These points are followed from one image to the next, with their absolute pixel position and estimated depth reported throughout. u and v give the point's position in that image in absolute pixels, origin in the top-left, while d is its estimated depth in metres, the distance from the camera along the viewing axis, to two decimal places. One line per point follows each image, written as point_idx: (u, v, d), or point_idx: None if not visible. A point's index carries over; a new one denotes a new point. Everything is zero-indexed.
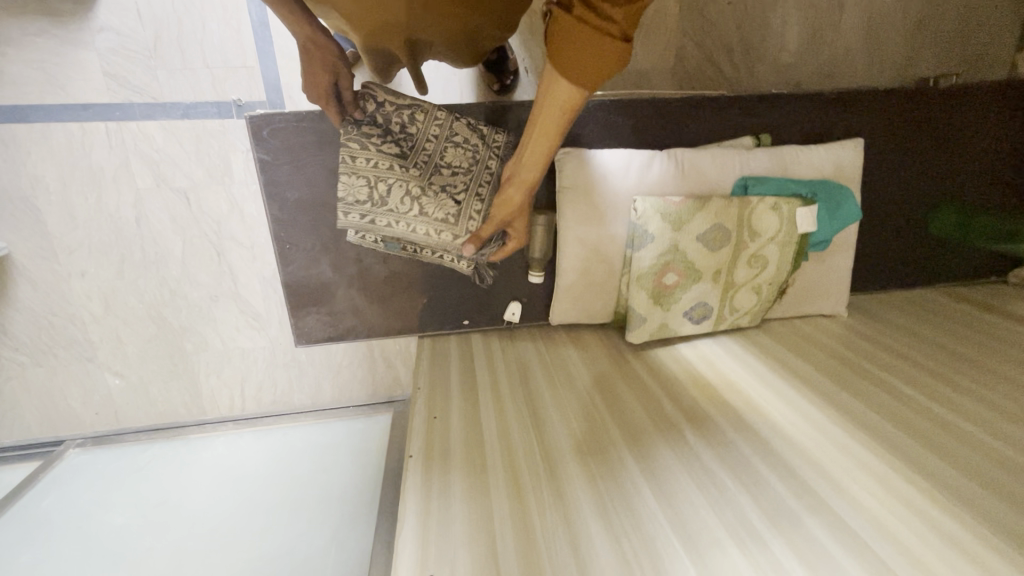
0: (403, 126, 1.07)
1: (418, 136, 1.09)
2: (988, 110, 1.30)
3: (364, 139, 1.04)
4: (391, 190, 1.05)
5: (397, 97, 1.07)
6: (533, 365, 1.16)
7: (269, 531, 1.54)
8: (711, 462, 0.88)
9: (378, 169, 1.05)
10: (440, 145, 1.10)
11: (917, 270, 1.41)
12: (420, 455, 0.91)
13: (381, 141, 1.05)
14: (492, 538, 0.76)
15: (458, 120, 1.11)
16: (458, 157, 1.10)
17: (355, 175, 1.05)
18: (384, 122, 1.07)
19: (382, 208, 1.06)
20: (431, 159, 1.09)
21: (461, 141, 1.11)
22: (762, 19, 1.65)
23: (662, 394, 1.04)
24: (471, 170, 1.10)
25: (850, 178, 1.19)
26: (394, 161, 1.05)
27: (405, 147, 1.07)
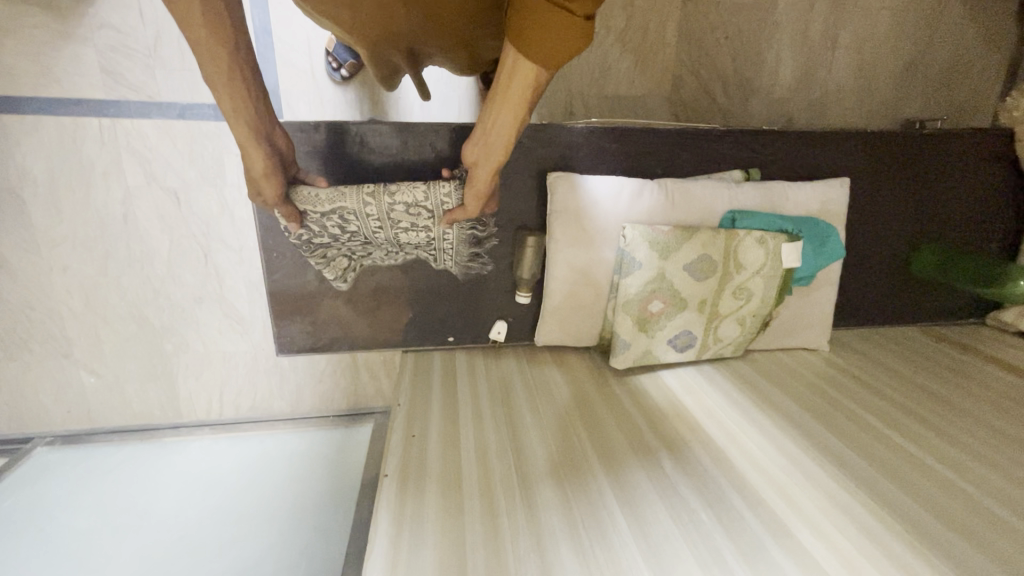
0: (342, 225, 1.05)
1: (361, 227, 1.06)
2: (969, 157, 1.34)
3: (327, 244, 1.10)
4: (372, 254, 1.16)
5: (317, 208, 1.01)
6: (515, 384, 1.15)
7: (239, 542, 1.50)
8: (686, 491, 0.88)
9: (350, 251, 1.13)
10: (390, 231, 1.07)
11: (901, 306, 1.43)
12: (396, 475, 0.89)
13: (340, 241, 1.09)
14: (462, 561, 0.75)
15: (393, 208, 1.03)
16: (414, 236, 1.09)
17: (332, 264, 1.14)
18: (323, 229, 1.06)
19: (369, 264, 1.18)
20: (389, 239, 1.10)
21: (407, 225, 1.06)
22: (757, 55, 1.71)
23: (641, 419, 1.04)
24: (433, 240, 1.11)
25: (836, 217, 1.21)
26: (362, 245, 1.12)
27: (359, 237, 1.09)
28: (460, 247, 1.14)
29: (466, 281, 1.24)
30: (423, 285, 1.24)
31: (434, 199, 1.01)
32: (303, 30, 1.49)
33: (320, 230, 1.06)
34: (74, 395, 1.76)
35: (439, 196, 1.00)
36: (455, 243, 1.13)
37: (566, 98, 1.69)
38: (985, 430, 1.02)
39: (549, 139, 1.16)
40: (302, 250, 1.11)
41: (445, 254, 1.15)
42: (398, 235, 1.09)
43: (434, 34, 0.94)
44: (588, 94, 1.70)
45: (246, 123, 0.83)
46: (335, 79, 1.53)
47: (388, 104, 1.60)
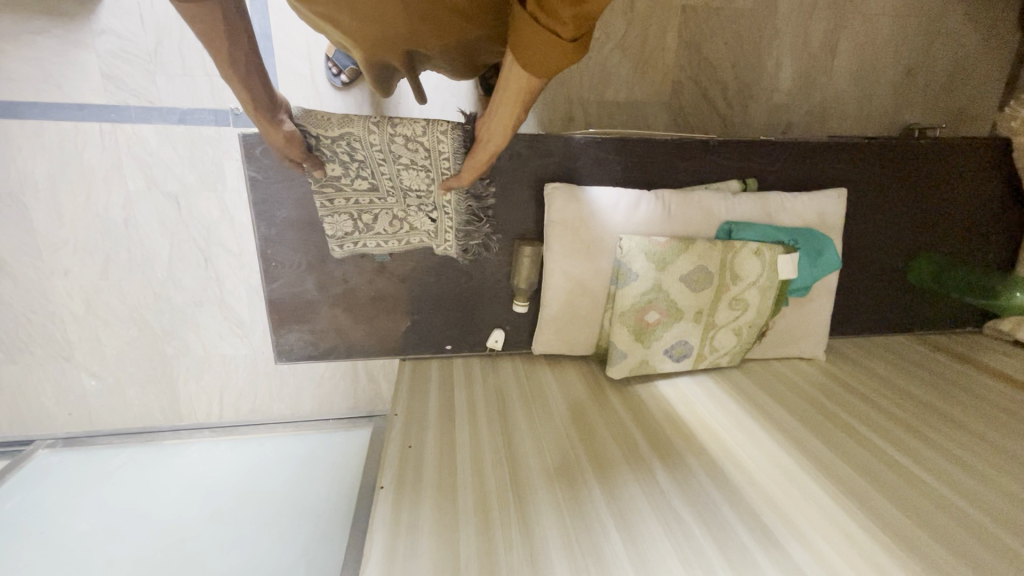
0: (349, 154, 1.02)
1: (368, 159, 1.04)
2: (967, 168, 1.35)
3: (336, 184, 1.06)
4: (376, 218, 1.13)
5: (325, 130, 0.98)
6: (512, 393, 1.15)
7: (236, 546, 1.50)
8: (680, 504, 0.88)
9: (355, 204, 1.10)
10: (394, 168, 1.06)
11: (899, 315, 1.44)
12: (392, 486, 0.89)
13: (348, 181, 1.07)
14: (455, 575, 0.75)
15: (396, 136, 1.02)
16: (416, 178, 1.07)
17: (337, 214, 1.11)
18: (333, 156, 1.03)
19: (372, 231, 1.15)
20: (393, 182, 1.08)
21: (409, 161, 1.05)
22: (757, 61, 1.71)
23: (637, 430, 1.05)
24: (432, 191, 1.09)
25: (832, 227, 1.21)
26: (368, 195, 1.09)
27: (365, 177, 1.07)
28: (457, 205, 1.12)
29: (464, 288, 1.24)
30: (421, 293, 1.24)
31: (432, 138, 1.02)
32: (303, 35, 1.49)
33: (329, 160, 1.03)
34: (75, 398, 1.78)
35: (436, 135, 1.02)
36: (453, 205, 1.12)
37: (566, 104, 1.69)
38: (979, 443, 1.03)
39: (547, 150, 1.16)
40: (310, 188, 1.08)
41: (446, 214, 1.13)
42: (401, 175, 1.07)
43: (432, 38, 0.94)
44: (587, 100, 1.70)
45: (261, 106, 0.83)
46: (336, 84, 1.53)
47: (388, 108, 1.61)
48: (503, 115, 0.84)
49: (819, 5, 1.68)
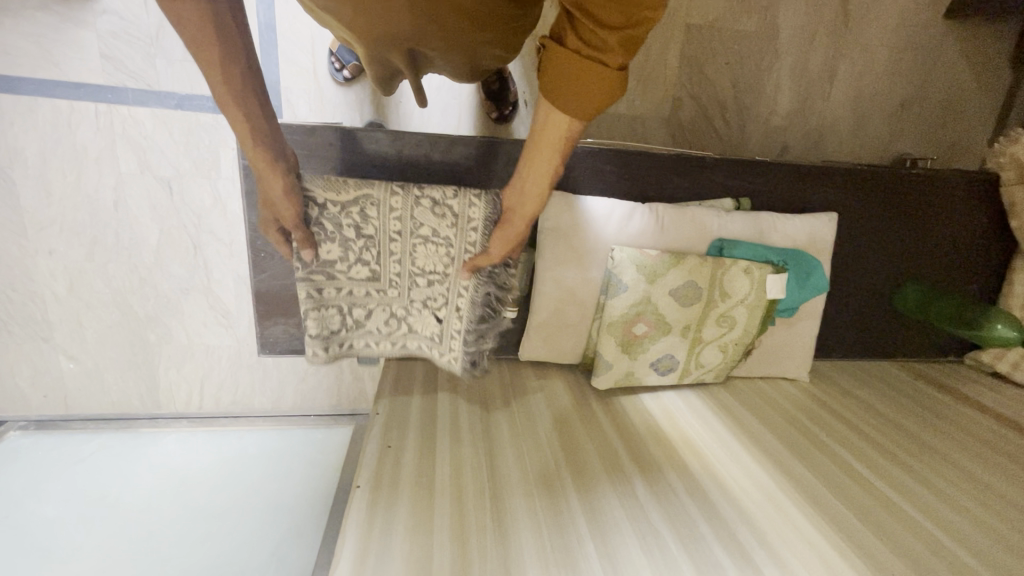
0: (358, 226, 1.03)
1: (381, 230, 1.06)
2: (955, 200, 1.37)
3: (333, 270, 1.05)
4: (370, 313, 1.11)
5: (339, 196, 1.00)
6: (495, 399, 1.14)
7: (206, 543, 1.47)
8: (658, 519, 0.88)
9: (350, 294, 1.09)
10: (407, 245, 1.07)
11: (884, 341, 1.45)
12: (367, 486, 0.88)
13: (348, 267, 1.06)
14: None
15: (418, 207, 1.05)
16: (429, 258, 1.07)
17: (324, 307, 1.07)
18: (336, 230, 1.02)
19: (360, 323, 1.12)
20: (401, 266, 1.08)
21: (427, 237, 1.06)
22: (756, 84, 1.74)
23: (619, 442, 1.04)
24: (447, 274, 1.07)
25: (821, 250, 1.22)
26: (366, 284, 1.08)
27: (369, 261, 1.06)
28: (475, 289, 1.05)
29: None
30: None
31: (461, 203, 1.03)
32: (308, 28, 1.49)
33: (332, 235, 1.03)
34: (51, 380, 1.74)
35: (467, 199, 1.02)
36: (465, 299, 1.07)
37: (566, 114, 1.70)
38: (957, 473, 1.04)
39: None
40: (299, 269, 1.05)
41: (454, 309, 1.08)
42: (413, 255, 1.07)
43: (439, 39, 0.94)
44: None
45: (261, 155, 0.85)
46: (337, 79, 1.53)
47: (388, 106, 1.61)
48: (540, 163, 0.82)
49: (819, 33, 1.72)
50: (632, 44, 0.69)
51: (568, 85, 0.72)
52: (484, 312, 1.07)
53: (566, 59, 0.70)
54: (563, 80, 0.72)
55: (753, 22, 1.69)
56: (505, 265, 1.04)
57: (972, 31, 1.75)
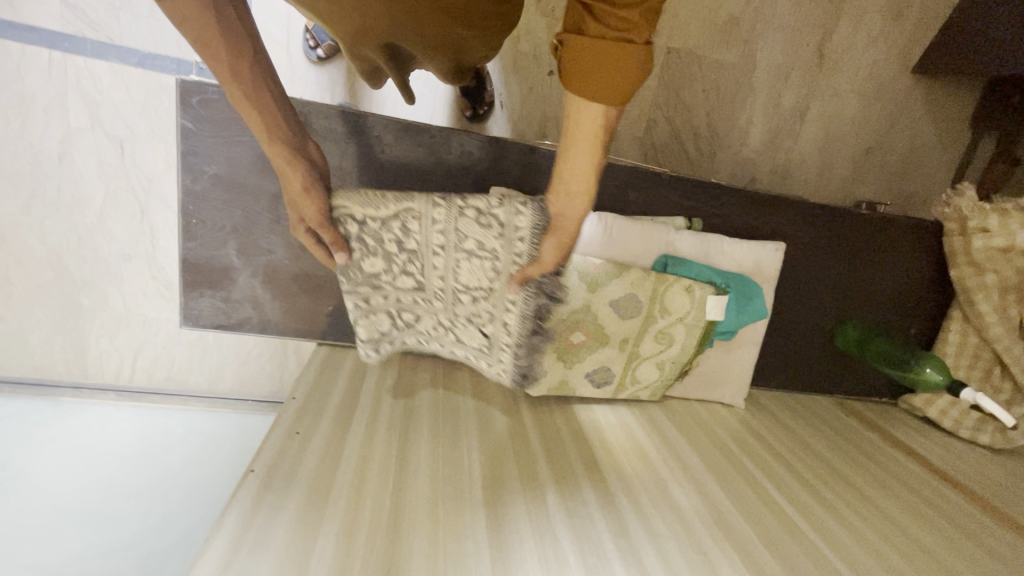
0: (398, 239, 0.99)
1: (425, 241, 1.00)
2: (899, 245, 1.42)
3: (377, 278, 1.01)
4: (420, 319, 1.08)
5: (377, 212, 0.96)
6: (424, 395, 1.11)
7: (109, 525, 1.34)
8: (565, 535, 0.85)
9: (397, 301, 1.05)
10: (450, 259, 1.01)
11: (823, 376, 1.46)
12: (262, 472, 0.83)
13: (394, 278, 1.02)
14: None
15: (461, 219, 0.98)
16: (473, 273, 1.01)
17: (373, 314, 1.05)
18: (377, 245, 0.98)
19: (411, 326, 1.09)
20: (445, 281, 1.03)
21: (471, 250, 0.99)
22: (729, 114, 1.77)
23: (541, 451, 1.01)
24: (494, 288, 1.01)
25: (765, 278, 1.23)
26: (411, 292, 1.05)
27: (413, 271, 1.02)
28: (530, 301, 0.99)
29: None
30: None
31: (507, 210, 0.96)
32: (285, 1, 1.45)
33: (370, 250, 0.98)
34: None
35: (513, 207, 0.95)
36: (515, 313, 1.01)
37: (541, 121, 1.69)
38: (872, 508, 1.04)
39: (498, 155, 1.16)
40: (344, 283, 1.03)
41: (503, 325, 1.03)
42: (456, 270, 1.02)
43: (418, 34, 0.91)
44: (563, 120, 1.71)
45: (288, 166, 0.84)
46: (311, 57, 1.48)
47: (360, 91, 1.58)
48: (577, 165, 0.76)
49: (795, 71, 1.75)
50: (653, 13, 0.66)
51: (595, 73, 0.68)
52: (535, 324, 1.01)
53: (592, 42, 0.66)
54: (589, 69, 0.68)
55: (732, 54, 1.72)
56: (556, 273, 0.96)
57: (940, 88, 1.81)
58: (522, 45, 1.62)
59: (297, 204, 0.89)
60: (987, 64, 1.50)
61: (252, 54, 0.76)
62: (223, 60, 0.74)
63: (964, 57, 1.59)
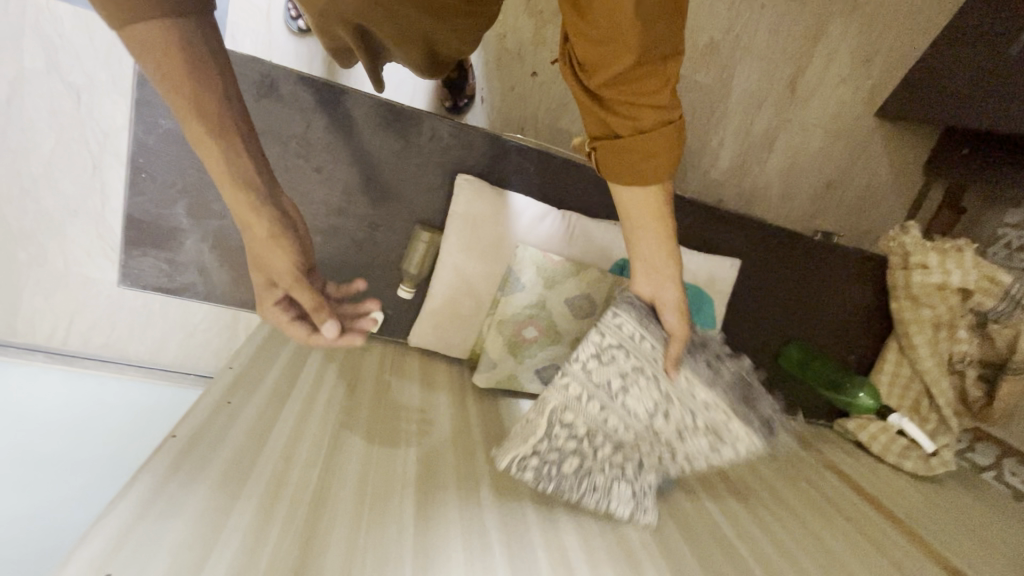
0: (566, 426, 0.88)
1: (586, 409, 0.88)
2: (845, 273, 1.49)
3: (594, 459, 0.88)
4: (647, 468, 0.92)
5: (534, 433, 0.87)
6: (368, 377, 1.08)
7: (24, 491, 1.24)
8: (492, 524, 0.81)
9: (619, 468, 0.89)
10: (617, 402, 0.88)
11: (766, 394, 1.51)
12: (186, 437, 0.76)
13: (599, 452, 0.89)
14: (211, 540, 0.63)
15: (584, 364, 0.88)
16: (640, 395, 0.88)
17: (634, 489, 0.90)
18: (563, 456, 0.87)
19: (655, 481, 0.93)
20: (624, 422, 0.89)
21: (623, 380, 0.88)
22: (702, 135, 1.82)
23: (481, 444, 0.98)
24: (669, 391, 0.87)
25: (719, 291, 1.26)
26: (615, 451, 0.90)
27: (601, 437, 0.89)
28: (698, 362, 0.88)
29: (352, 258, 1.18)
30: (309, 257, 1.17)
31: (616, 336, 0.88)
32: None
33: (559, 454, 0.87)
34: None
35: (613, 323, 0.88)
36: (695, 378, 0.87)
37: (520, 120, 1.69)
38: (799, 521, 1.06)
39: (466, 142, 1.15)
40: (568, 496, 0.88)
41: (705, 403, 0.86)
42: (627, 407, 0.88)
43: (385, 22, 0.90)
44: (542, 122, 1.72)
45: (288, 243, 0.64)
46: (292, 28, 1.43)
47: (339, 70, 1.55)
48: (660, 231, 0.86)
49: (768, 100, 1.81)
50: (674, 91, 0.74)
51: (641, 161, 0.78)
52: (720, 369, 0.89)
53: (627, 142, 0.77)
54: (634, 160, 0.78)
55: (711, 76, 1.77)
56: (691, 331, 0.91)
57: (899, 132, 1.90)
58: (508, 42, 1.62)
59: (285, 277, 0.65)
60: (947, 116, 1.58)
61: (224, 96, 0.61)
62: (188, 95, 0.58)
63: (926, 106, 1.67)
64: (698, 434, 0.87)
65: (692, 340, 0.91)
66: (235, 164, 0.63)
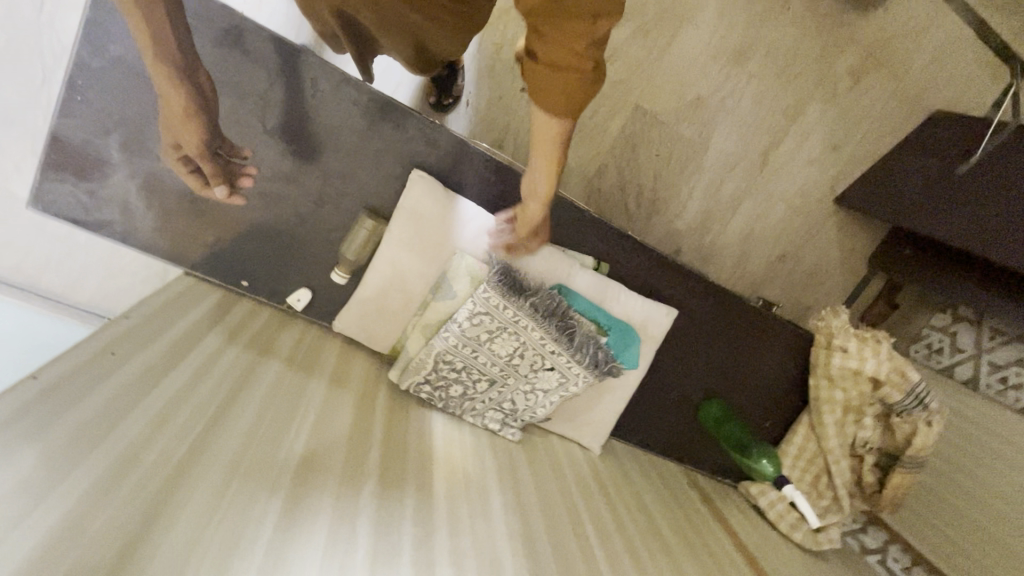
0: (449, 366, 1.07)
1: (464, 353, 1.06)
2: (773, 343, 1.54)
3: (472, 391, 1.11)
4: (518, 402, 1.13)
5: (424, 371, 1.07)
6: (279, 354, 1.04)
7: None
8: (363, 529, 0.73)
9: (493, 400, 1.12)
10: (486, 351, 1.06)
11: (680, 446, 1.54)
12: (46, 385, 0.71)
13: (478, 386, 1.10)
14: (31, 500, 0.55)
15: (460, 323, 1.05)
16: (504, 347, 1.06)
17: (503, 415, 1.15)
18: (446, 388, 1.10)
19: (524, 414, 1.15)
20: (494, 366, 1.08)
21: (491, 334, 1.05)
22: (673, 184, 1.88)
23: (377, 443, 0.93)
24: (526, 343, 1.06)
25: (651, 337, 1.28)
26: (490, 388, 1.10)
27: (477, 375, 1.09)
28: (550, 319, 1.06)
29: (289, 230, 1.14)
30: (246, 222, 1.13)
31: (484, 302, 1.03)
32: None
33: (445, 382, 1.09)
34: None
35: (483, 290, 1.04)
36: (546, 333, 1.06)
37: (499, 133, 1.69)
38: (687, 562, 1.07)
39: (432, 139, 1.14)
40: (455, 413, 1.15)
41: (550, 351, 1.07)
42: (494, 354, 1.07)
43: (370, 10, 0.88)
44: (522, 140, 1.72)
45: (198, 126, 0.84)
46: None
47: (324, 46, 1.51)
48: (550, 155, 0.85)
49: (740, 165, 1.88)
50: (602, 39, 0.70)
51: (552, 93, 0.76)
52: (569, 327, 1.08)
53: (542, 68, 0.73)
54: (547, 88, 0.75)
55: (690, 130, 1.84)
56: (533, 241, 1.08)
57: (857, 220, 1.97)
58: (504, 55, 1.63)
59: (191, 145, 0.87)
60: (897, 216, 1.67)
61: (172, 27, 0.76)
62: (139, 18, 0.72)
63: (876, 202, 1.76)
64: (547, 374, 1.10)
65: (545, 298, 1.08)
66: (169, 70, 0.78)
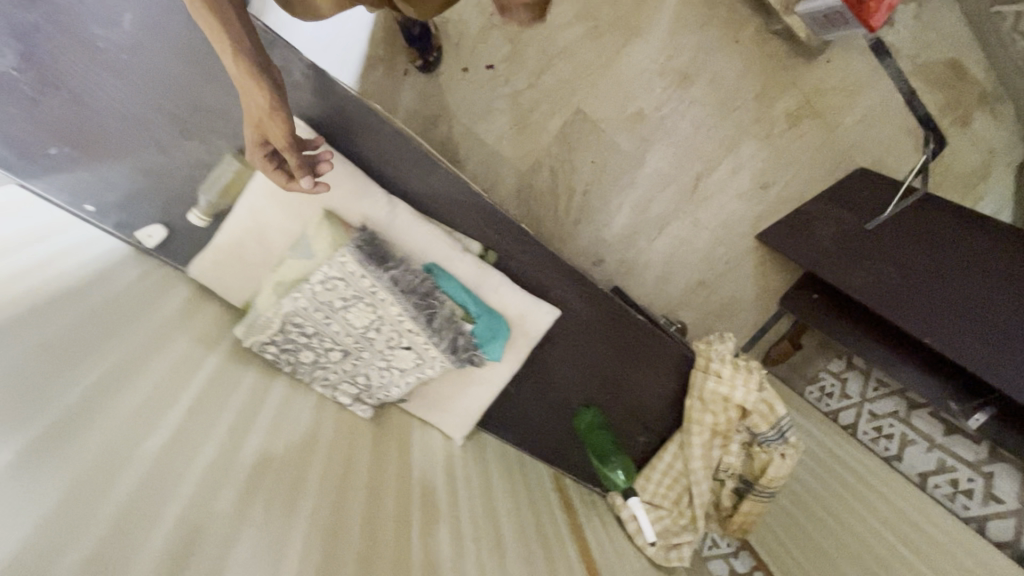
0: (299, 329, 1.03)
1: (315, 318, 1.03)
2: (655, 362, 1.53)
3: (322, 358, 1.07)
4: (372, 378, 1.09)
5: (270, 332, 1.02)
6: (112, 285, 0.97)
7: None
8: (130, 472, 0.69)
9: (344, 371, 1.08)
10: (339, 318, 1.04)
11: (551, 448, 1.54)
12: None
13: (329, 355, 1.06)
14: None
15: (313, 285, 1.02)
16: (358, 316, 1.04)
17: (357, 390, 1.11)
18: (294, 352, 1.05)
19: (378, 393, 1.12)
20: (346, 336, 1.05)
21: (345, 301, 1.03)
22: (605, 194, 1.85)
23: (193, 390, 0.89)
24: (382, 316, 1.04)
25: (529, 334, 1.26)
26: (342, 358, 1.07)
27: (328, 343, 1.05)
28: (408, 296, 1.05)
29: (149, 159, 1.15)
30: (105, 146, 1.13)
31: (340, 267, 1.02)
32: None
33: (292, 345, 1.05)
34: None
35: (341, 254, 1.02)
36: (404, 309, 1.04)
37: None
38: (519, 561, 1.01)
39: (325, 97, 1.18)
40: (305, 382, 1.10)
41: (407, 328, 1.05)
42: (347, 323, 1.04)
43: None
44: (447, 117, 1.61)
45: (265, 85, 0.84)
46: None
47: None
48: None
49: (673, 185, 1.85)
50: None
51: None
52: (428, 306, 1.07)
53: None
54: None
55: (628, 142, 1.82)
56: None
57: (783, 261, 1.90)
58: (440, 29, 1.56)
59: (269, 121, 0.87)
60: (815, 269, 1.59)
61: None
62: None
63: (798, 250, 1.69)
64: (402, 351, 1.07)
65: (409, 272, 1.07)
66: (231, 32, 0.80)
